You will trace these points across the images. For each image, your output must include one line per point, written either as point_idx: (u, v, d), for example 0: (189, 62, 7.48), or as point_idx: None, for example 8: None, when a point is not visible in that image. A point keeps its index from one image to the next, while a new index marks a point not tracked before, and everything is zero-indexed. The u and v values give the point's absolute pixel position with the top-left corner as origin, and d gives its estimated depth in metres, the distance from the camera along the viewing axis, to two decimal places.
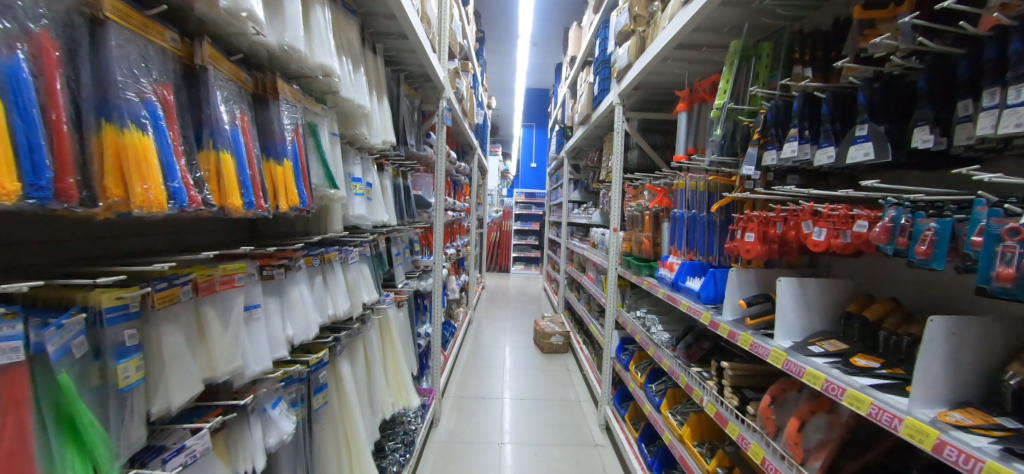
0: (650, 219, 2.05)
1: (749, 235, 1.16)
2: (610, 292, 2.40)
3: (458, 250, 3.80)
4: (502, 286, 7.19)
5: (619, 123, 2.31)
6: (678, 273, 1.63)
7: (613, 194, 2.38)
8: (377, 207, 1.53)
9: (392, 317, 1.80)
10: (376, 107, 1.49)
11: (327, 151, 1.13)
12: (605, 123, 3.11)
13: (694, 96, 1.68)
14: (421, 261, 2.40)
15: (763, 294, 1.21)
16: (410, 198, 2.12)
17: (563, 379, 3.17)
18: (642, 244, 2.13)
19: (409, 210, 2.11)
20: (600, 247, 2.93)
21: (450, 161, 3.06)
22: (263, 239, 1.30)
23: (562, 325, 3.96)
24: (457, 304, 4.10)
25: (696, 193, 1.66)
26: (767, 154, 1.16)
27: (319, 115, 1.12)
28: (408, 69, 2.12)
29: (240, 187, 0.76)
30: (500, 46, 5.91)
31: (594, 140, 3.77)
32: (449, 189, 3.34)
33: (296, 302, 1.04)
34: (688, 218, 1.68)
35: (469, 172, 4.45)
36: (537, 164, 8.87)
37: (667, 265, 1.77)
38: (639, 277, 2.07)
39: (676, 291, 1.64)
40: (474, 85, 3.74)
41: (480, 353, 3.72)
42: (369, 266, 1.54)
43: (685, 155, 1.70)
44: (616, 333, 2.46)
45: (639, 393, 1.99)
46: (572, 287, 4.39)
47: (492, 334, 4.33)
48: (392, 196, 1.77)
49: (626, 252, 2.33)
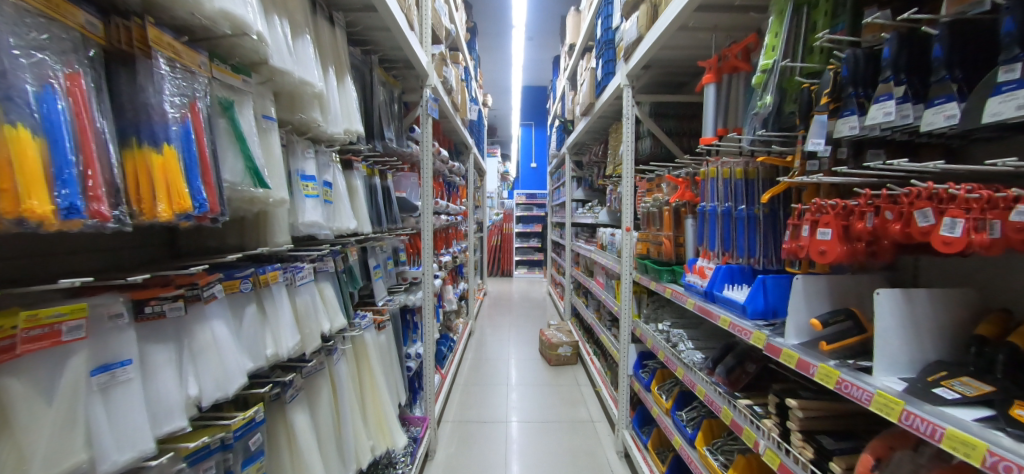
0: (670, 215, 1.75)
1: (824, 232, 0.87)
2: (624, 301, 2.10)
3: (455, 256, 3.52)
4: (505, 291, 6.88)
5: (628, 108, 2.02)
6: (713, 280, 1.33)
7: (623, 188, 2.08)
8: (341, 212, 1.24)
9: (370, 343, 1.51)
10: (333, 88, 1.20)
11: (253, 139, 0.84)
12: (610, 112, 2.83)
13: (722, 65, 1.39)
14: (408, 273, 2.11)
15: (841, 310, 0.91)
16: (391, 201, 1.84)
17: (574, 396, 2.86)
18: (661, 246, 1.82)
19: (390, 214, 1.83)
20: (610, 249, 2.64)
21: (442, 160, 2.79)
22: (184, 257, 1.01)
23: (569, 334, 3.66)
24: (456, 314, 3.82)
25: (729, 182, 1.36)
26: (843, 122, 0.87)
27: (239, 90, 0.83)
28: (382, 52, 1.83)
29: (52, 182, 0.47)
30: (493, 41, 5.64)
31: (597, 132, 3.48)
32: (441, 191, 3.04)
33: (207, 346, 0.75)
34: (722, 213, 1.37)
35: (465, 173, 4.17)
36: (537, 164, 8.58)
37: (696, 270, 1.47)
38: (659, 284, 1.77)
39: (711, 302, 1.35)
40: (466, 78, 3.48)
41: (481, 368, 3.42)
42: (332, 285, 1.25)
43: (714, 137, 1.41)
44: (633, 347, 2.15)
45: (665, 421, 1.68)
46: (579, 292, 4.09)
47: (495, 346, 4.03)
48: (364, 199, 1.48)
49: (641, 255, 2.03)
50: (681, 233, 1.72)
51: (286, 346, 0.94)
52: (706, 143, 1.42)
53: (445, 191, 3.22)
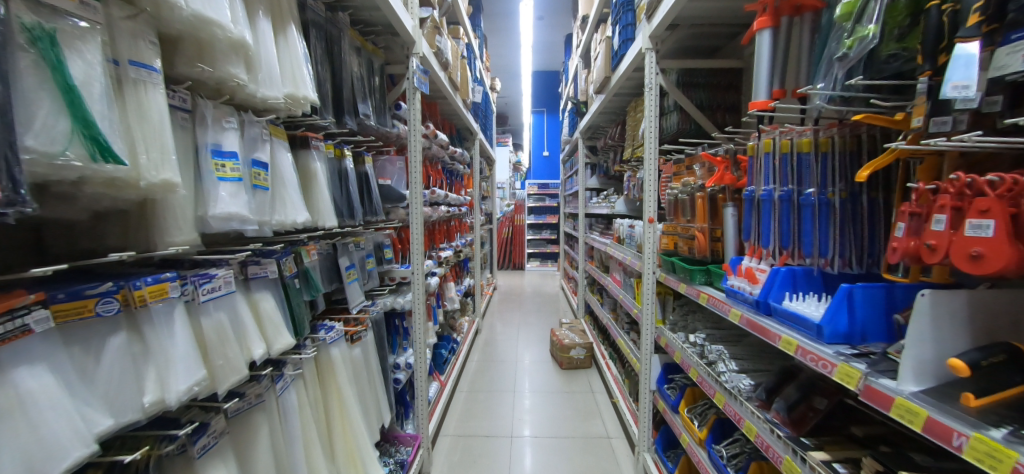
0: (703, 203, 1.43)
1: (986, 226, 0.55)
2: (646, 305, 1.78)
3: (458, 250, 3.23)
4: (516, 285, 6.60)
5: (651, 76, 1.69)
6: (768, 288, 1.02)
7: (645, 172, 1.75)
8: (285, 201, 0.97)
9: (337, 360, 1.24)
10: (265, 39, 0.91)
11: (96, 91, 0.56)
12: (629, 87, 2.48)
13: (780, 4, 1.06)
14: (395, 273, 1.82)
15: (996, 346, 0.60)
16: (369, 189, 1.55)
17: (588, 407, 2.57)
18: (692, 241, 1.50)
19: (370, 205, 1.55)
20: (629, 242, 2.31)
21: (439, 145, 2.49)
22: (53, 261, 0.75)
23: (583, 335, 3.36)
24: (460, 312, 3.55)
25: (789, 158, 1.04)
26: (1006, 51, 0.56)
27: (71, 15, 0.55)
28: (358, 12, 1.54)
29: None
30: (501, 21, 5.29)
31: (613, 113, 3.13)
32: (440, 179, 2.75)
33: (7, 409, 0.48)
34: (779, 199, 1.05)
35: (469, 161, 3.87)
36: (549, 152, 8.22)
37: (742, 273, 1.15)
38: (690, 286, 1.46)
39: (764, 315, 1.04)
40: (468, 55, 3.16)
41: (487, 371, 3.16)
42: (274, 295, 0.98)
43: (769, 100, 1.08)
44: (657, 358, 1.82)
45: (698, 454, 1.37)
46: (593, 289, 3.77)
47: (502, 346, 3.75)
48: (326, 185, 1.21)
49: (667, 251, 1.71)
50: (717, 226, 1.40)
51: (177, 390, 0.67)
52: (758, 109, 1.09)
53: (445, 180, 2.93)
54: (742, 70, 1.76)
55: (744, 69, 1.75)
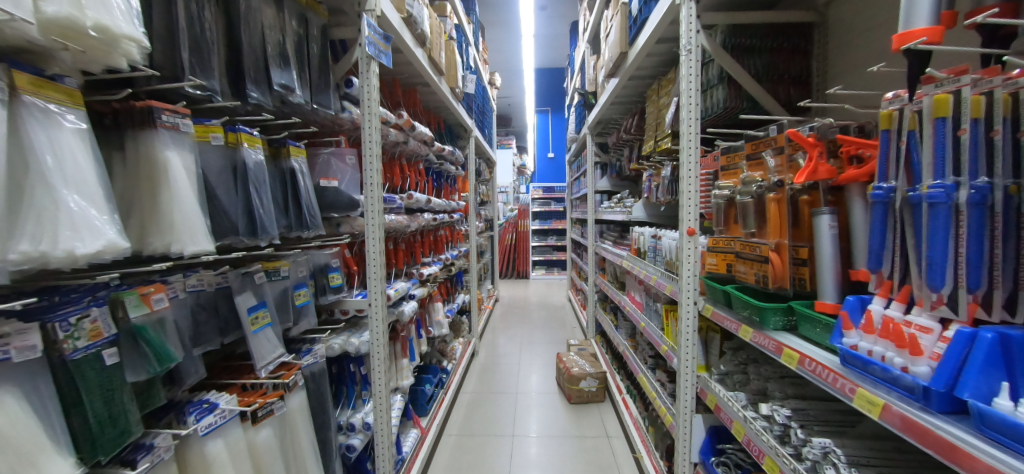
0: (779, 206, 0.95)
1: None
2: (683, 346, 1.31)
3: (448, 264, 2.77)
4: (521, 296, 6.11)
5: (689, 34, 1.21)
6: (955, 368, 0.55)
7: (681, 166, 1.28)
8: (52, 216, 0.52)
9: (216, 459, 0.79)
10: None
11: None
12: (650, 66, 2.01)
13: None
14: (346, 304, 1.34)
15: None
16: (295, 194, 1.10)
17: (603, 459, 2.08)
18: (753, 266, 1.02)
19: (302, 216, 1.10)
20: (654, 257, 1.83)
21: (418, 140, 2.04)
22: None
23: (594, 362, 2.86)
24: (452, 334, 3.09)
25: (984, 129, 0.57)
26: None
27: None
28: None
29: None
30: (501, 11, 4.87)
31: (627, 103, 2.66)
32: (423, 180, 2.30)
33: None
34: (967, 203, 0.57)
35: (462, 161, 3.41)
36: (554, 154, 7.75)
37: (875, 329, 0.68)
38: (759, 333, 0.99)
39: (940, 416, 0.57)
40: (458, 38, 2.72)
41: (483, 407, 2.68)
42: (34, 391, 0.52)
43: (938, 29, 0.61)
44: (701, 419, 1.32)
45: None
46: (604, 306, 3.28)
47: (502, 371, 3.27)
48: (189, 187, 0.76)
49: (714, 275, 1.23)
50: (803, 243, 0.93)
51: None
52: (923, 39, 0.61)
53: (429, 182, 2.47)
54: (814, 25, 1.28)
55: (817, 24, 1.27)
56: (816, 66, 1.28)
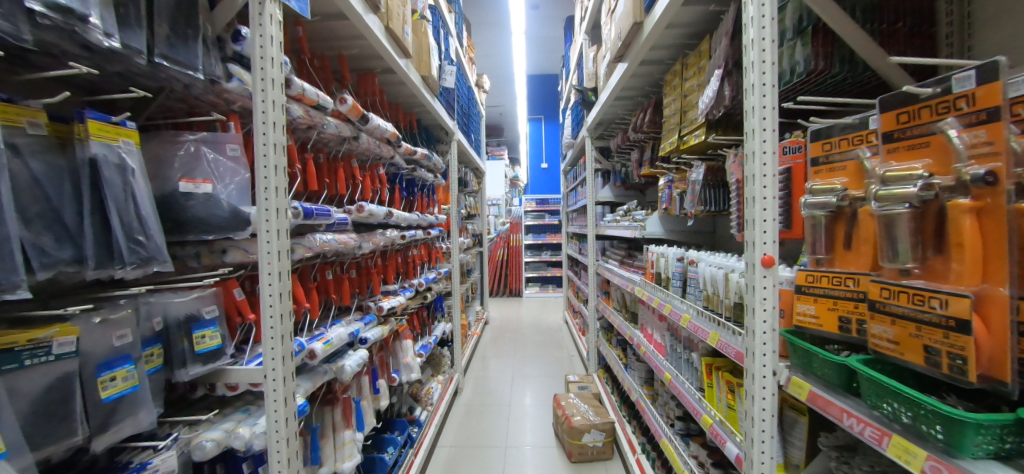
0: (979, 224, 0.50)
1: None
2: (756, 441, 0.83)
3: (424, 291, 2.30)
4: (513, 317, 5.61)
5: None
6: None
7: (747, 160, 0.83)
8: None
9: None
10: None
11: None
12: (668, 42, 1.59)
13: None
14: (230, 378, 0.85)
15: None
16: (99, 205, 0.63)
17: None
18: (911, 330, 0.56)
19: (112, 241, 0.63)
20: (682, 287, 1.37)
21: (374, 137, 1.58)
22: None
23: (599, 408, 2.38)
24: (428, 372, 2.59)
25: None
26: None
27: None
28: None
29: None
30: (488, 8, 4.50)
31: (635, 98, 2.26)
32: (386, 190, 1.84)
33: None
34: None
35: (443, 168, 2.97)
36: (548, 164, 7.38)
37: None
38: (941, 461, 0.51)
39: None
40: (434, 21, 2.29)
41: (463, 467, 2.16)
42: None
43: None
44: None
45: None
46: (609, 336, 2.81)
47: (489, 415, 2.76)
48: None
49: (804, 330, 0.77)
50: None
51: None
52: None
53: (397, 191, 2.02)
54: None
55: None
56: (945, 5, 0.86)
